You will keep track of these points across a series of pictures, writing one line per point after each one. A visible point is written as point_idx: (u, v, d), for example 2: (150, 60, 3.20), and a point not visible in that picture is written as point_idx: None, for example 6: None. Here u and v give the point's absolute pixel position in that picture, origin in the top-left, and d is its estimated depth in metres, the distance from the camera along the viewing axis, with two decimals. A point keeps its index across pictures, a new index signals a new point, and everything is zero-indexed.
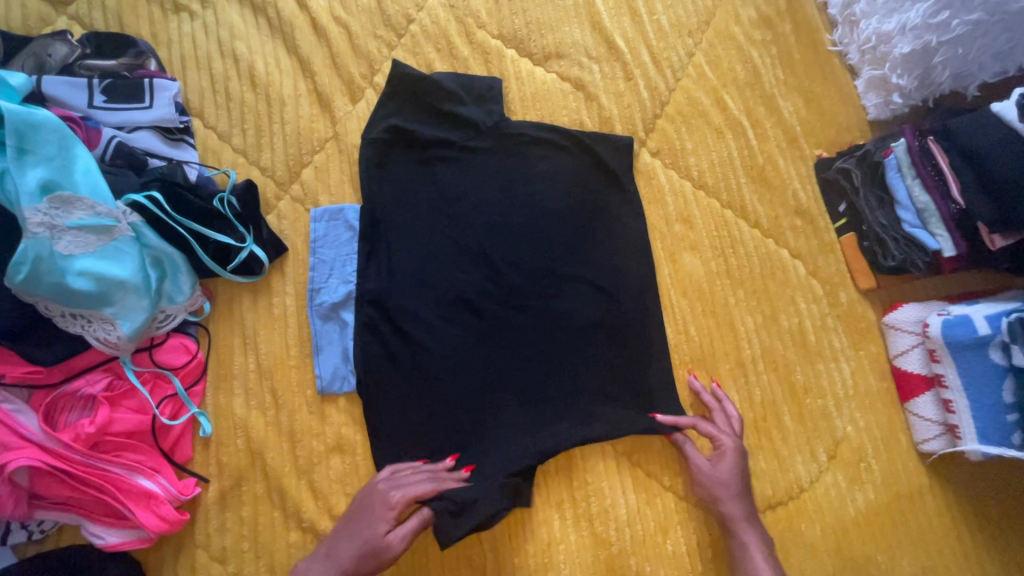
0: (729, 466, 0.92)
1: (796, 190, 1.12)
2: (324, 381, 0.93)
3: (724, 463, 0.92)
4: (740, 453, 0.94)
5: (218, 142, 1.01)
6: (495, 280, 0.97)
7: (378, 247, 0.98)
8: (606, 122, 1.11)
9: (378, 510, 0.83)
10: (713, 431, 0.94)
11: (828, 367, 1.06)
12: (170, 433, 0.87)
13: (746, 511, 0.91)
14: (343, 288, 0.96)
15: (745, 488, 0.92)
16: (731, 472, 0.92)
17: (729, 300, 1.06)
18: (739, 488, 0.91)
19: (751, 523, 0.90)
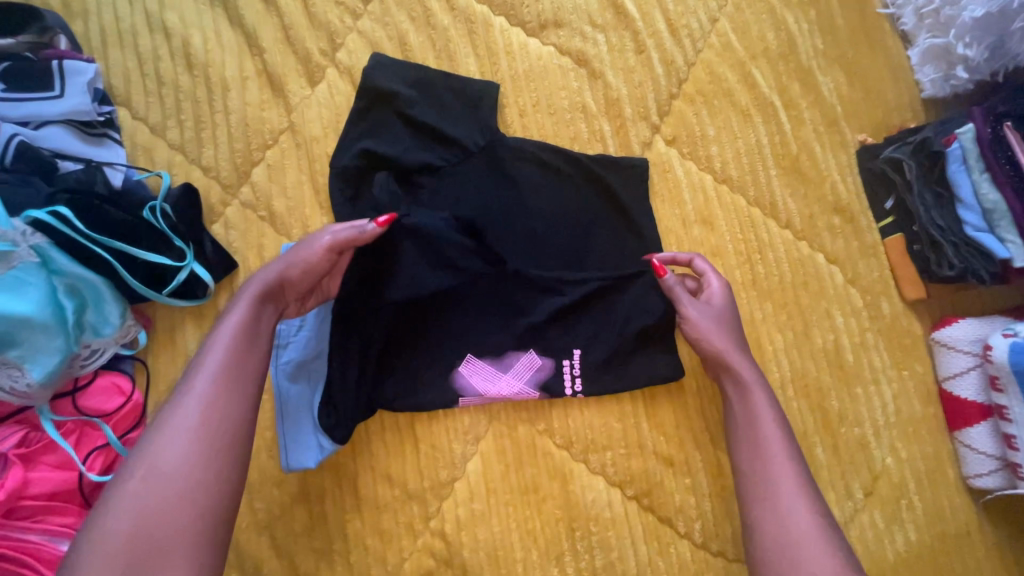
0: (728, 307, 0.82)
1: (835, 183, 0.96)
2: (295, 460, 0.79)
3: (714, 302, 0.82)
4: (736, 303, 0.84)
5: (150, 136, 0.84)
6: (490, 339, 0.83)
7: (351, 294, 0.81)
8: (613, 105, 0.93)
9: (304, 250, 0.75)
10: (704, 268, 0.84)
11: (867, 391, 0.92)
12: (103, 490, 0.74)
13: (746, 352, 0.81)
14: (315, 343, 0.82)
15: (745, 350, 0.81)
16: (728, 322, 0.82)
17: (755, 315, 0.91)
18: (733, 329, 0.82)
19: (773, 404, 0.77)
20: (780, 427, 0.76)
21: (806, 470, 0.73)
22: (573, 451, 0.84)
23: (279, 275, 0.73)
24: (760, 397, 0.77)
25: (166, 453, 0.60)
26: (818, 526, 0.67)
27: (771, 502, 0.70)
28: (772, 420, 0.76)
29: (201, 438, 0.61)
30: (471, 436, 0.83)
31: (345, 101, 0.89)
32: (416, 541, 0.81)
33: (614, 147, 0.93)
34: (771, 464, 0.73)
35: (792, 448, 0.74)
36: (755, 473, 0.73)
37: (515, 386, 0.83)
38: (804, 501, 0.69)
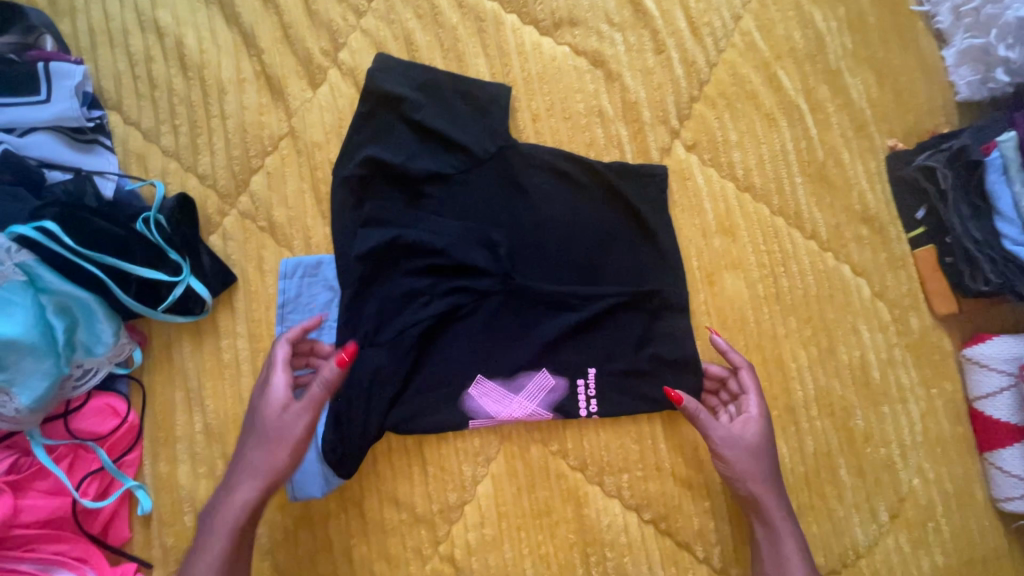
0: (752, 425, 0.78)
1: (863, 192, 0.91)
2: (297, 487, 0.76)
3: (749, 426, 0.78)
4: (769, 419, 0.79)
5: (143, 142, 0.80)
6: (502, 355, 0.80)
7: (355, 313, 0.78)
8: (631, 108, 0.89)
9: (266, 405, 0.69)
10: (748, 385, 0.80)
11: (894, 410, 0.88)
12: (99, 515, 0.71)
13: (772, 461, 0.78)
14: (317, 363, 0.78)
15: (769, 462, 0.77)
16: (758, 443, 0.77)
17: (778, 331, 0.87)
18: (767, 455, 0.77)
19: (784, 510, 0.76)
20: (787, 514, 0.76)
21: (810, 566, 0.74)
22: (588, 473, 0.81)
23: (265, 451, 0.67)
24: (775, 509, 0.75)
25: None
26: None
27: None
28: (778, 513, 0.75)
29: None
30: (481, 457, 0.80)
31: (349, 103, 0.84)
32: (424, 567, 0.77)
33: (632, 153, 0.88)
34: (785, 554, 0.74)
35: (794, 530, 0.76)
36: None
37: (527, 407, 0.79)
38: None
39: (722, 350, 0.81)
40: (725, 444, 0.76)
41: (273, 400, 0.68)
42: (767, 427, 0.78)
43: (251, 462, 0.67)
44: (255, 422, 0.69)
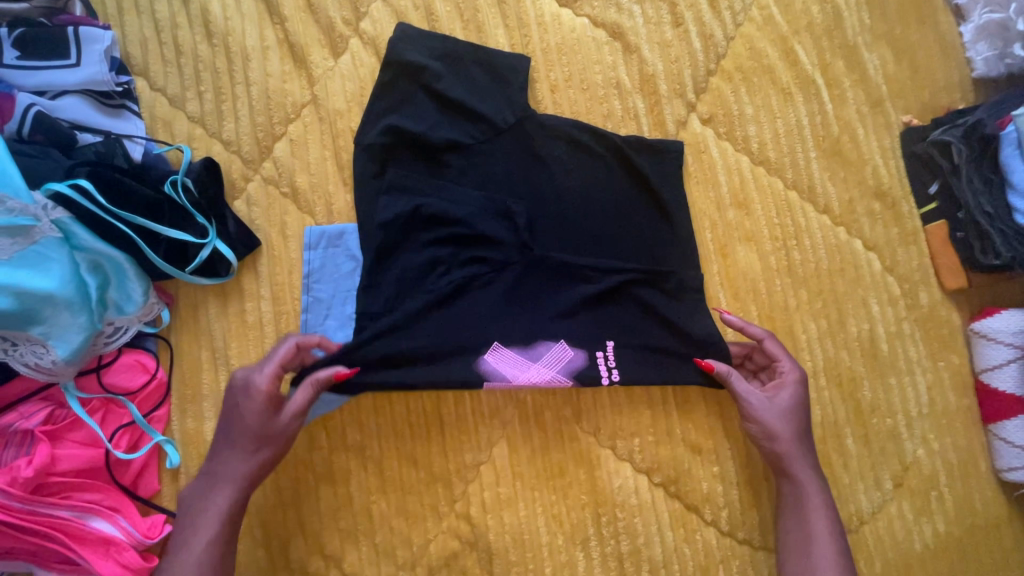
0: (781, 392, 0.81)
1: (877, 167, 0.92)
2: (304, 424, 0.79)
3: (783, 393, 0.80)
4: (801, 387, 0.81)
5: (169, 108, 0.81)
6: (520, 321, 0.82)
7: (376, 278, 0.80)
8: (649, 81, 0.89)
9: (249, 410, 0.70)
10: (779, 353, 0.82)
11: (900, 381, 0.90)
12: (130, 467, 0.74)
13: (802, 426, 0.80)
14: (341, 333, 0.80)
15: (796, 426, 0.80)
16: (790, 407, 0.80)
17: (789, 303, 0.89)
18: (797, 418, 0.80)
19: (814, 476, 0.78)
20: (812, 471, 0.79)
21: (839, 535, 0.76)
22: (600, 437, 0.83)
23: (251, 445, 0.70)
24: (802, 468, 0.78)
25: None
26: (844, 563, 0.73)
27: (806, 549, 0.75)
28: (803, 468, 0.78)
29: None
30: (496, 420, 0.82)
31: (370, 73, 0.86)
32: (441, 524, 0.80)
33: (648, 126, 0.89)
34: (807, 505, 0.77)
35: (820, 483, 0.78)
36: (788, 526, 0.78)
37: (546, 373, 0.80)
38: (831, 541, 0.75)
39: (740, 323, 0.83)
40: (755, 407, 0.80)
41: (261, 405, 0.70)
42: (801, 395, 0.81)
43: (234, 463, 0.70)
44: (234, 425, 0.70)
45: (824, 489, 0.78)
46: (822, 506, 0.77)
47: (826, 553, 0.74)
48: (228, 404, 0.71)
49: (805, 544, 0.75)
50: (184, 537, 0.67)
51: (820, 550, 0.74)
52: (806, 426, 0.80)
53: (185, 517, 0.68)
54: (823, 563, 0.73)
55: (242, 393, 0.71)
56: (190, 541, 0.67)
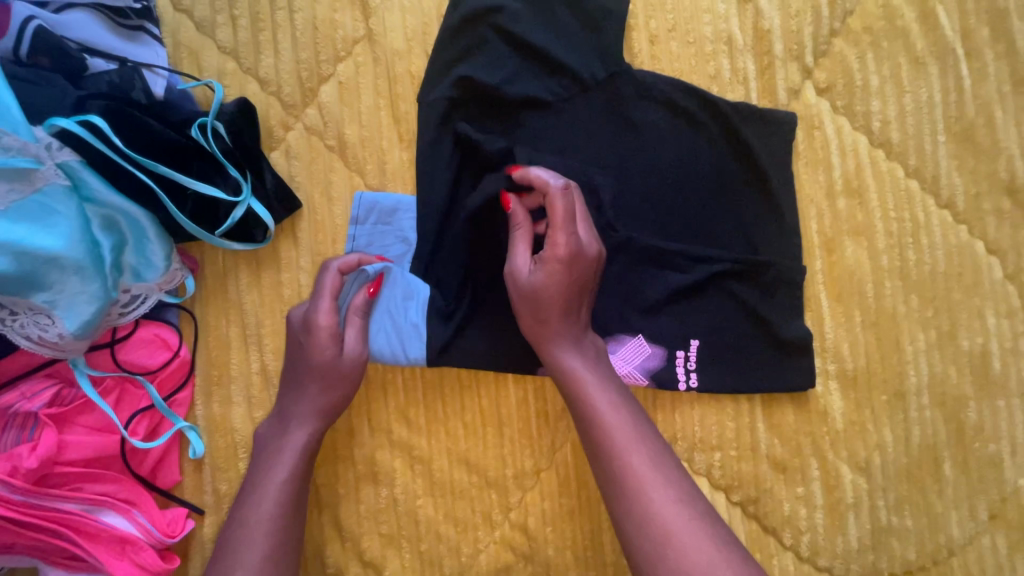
0: (557, 270, 0.61)
1: (1012, 157, 0.80)
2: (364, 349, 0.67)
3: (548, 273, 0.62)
4: (574, 257, 0.61)
5: (196, 34, 0.68)
6: (512, 231, 0.65)
7: (437, 256, 0.68)
8: (762, 39, 0.76)
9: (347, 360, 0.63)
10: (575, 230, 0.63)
11: (1009, 404, 0.80)
12: (148, 455, 0.65)
13: (557, 318, 0.62)
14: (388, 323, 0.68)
15: (565, 313, 0.62)
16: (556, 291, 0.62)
17: (897, 309, 0.78)
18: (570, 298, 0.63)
19: (612, 401, 0.60)
20: (619, 402, 0.61)
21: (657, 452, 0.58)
22: (676, 447, 0.74)
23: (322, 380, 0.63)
24: (565, 346, 0.63)
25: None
26: (676, 485, 0.56)
27: (605, 450, 0.58)
28: (566, 348, 0.63)
29: (284, 526, 0.59)
30: (562, 423, 0.72)
31: (436, 6, 0.72)
32: (493, 533, 0.72)
33: (757, 92, 0.76)
34: (587, 391, 0.61)
35: (637, 418, 0.60)
36: (605, 470, 0.58)
37: (621, 368, 0.72)
38: (671, 498, 0.55)
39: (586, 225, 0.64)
40: (509, 283, 0.64)
41: (326, 342, 0.62)
42: (564, 274, 0.61)
43: (316, 402, 0.63)
44: (311, 365, 0.62)
45: (631, 420, 0.60)
46: (633, 436, 0.59)
47: (662, 502, 0.55)
48: (295, 334, 0.63)
49: (630, 505, 0.55)
50: (257, 483, 0.60)
51: (631, 453, 0.57)
52: (601, 358, 0.64)
53: (261, 454, 0.62)
54: (649, 484, 0.56)
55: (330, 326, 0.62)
56: (260, 491, 0.59)
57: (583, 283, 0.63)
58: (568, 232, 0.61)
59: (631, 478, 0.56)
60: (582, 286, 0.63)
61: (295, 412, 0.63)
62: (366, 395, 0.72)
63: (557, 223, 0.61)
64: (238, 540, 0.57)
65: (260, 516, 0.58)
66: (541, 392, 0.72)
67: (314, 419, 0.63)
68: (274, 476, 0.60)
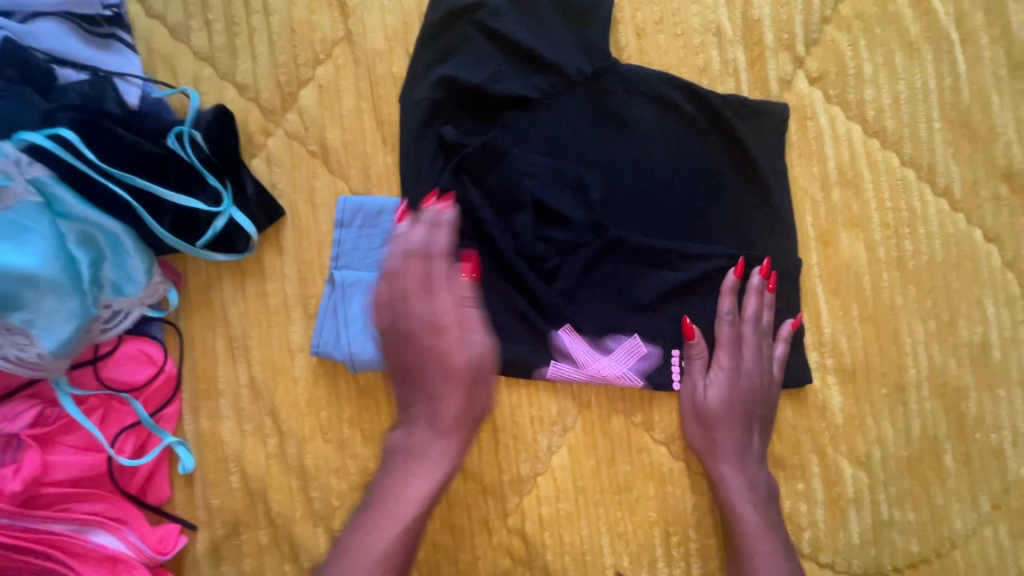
0: (734, 397, 0.70)
1: (1009, 143, 0.78)
2: (352, 346, 0.65)
3: (726, 394, 0.70)
4: (739, 375, 0.71)
5: (170, 40, 0.66)
6: (687, 359, 0.72)
7: None
8: (752, 28, 0.74)
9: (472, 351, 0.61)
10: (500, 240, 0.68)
11: (1010, 393, 0.79)
12: (137, 473, 0.64)
13: (732, 442, 0.70)
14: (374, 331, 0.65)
15: (741, 434, 0.71)
16: (726, 408, 0.70)
17: (895, 301, 0.77)
18: (737, 416, 0.70)
19: (764, 518, 0.68)
20: (765, 514, 0.69)
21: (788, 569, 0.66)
22: (673, 448, 0.73)
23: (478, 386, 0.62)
24: (731, 463, 0.70)
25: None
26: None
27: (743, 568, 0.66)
28: (726, 464, 0.70)
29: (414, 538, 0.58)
30: (557, 426, 0.72)
31: (417, 4, 0.70)
32: (491, 539, 0.71)
33: (748, 84, 0.74)
34: (733, 503, 0.69)
35: (777, 543, 0.67)
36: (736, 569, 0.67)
37: (617, 369, 0.70)
38: None
39: (773, 360, 0.73)
40: (684, 399, 0.72)
41: (454, 341, 0.61)
42: (741, 394, 0.70)
43: (453, 405, 0.61)
44: (450, 366, 0.60)
45: (772, 533, 0.68)
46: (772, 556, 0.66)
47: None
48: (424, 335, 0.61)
49: None
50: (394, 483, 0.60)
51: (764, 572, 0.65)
52: (757, 477, 0.71)
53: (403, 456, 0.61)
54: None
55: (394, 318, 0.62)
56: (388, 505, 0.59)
57: (753, 407, 0.71)
58: (730, 360, 0.71)
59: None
60: (750, 407, 0.71)
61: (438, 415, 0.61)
62: (357, 405, 0.68)
63: (728, 348, 0.71)
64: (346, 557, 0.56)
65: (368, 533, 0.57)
66: (535, 397, 0.71)
67: (452, 423, 0.61)
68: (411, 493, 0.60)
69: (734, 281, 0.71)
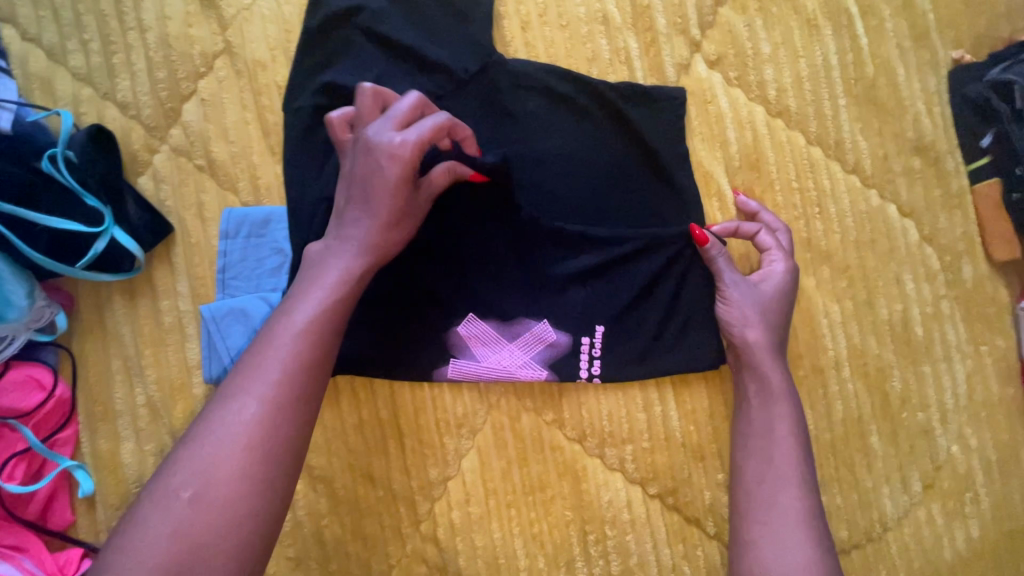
0: (782, 293, 0.69)
1: (918, 115, 0.77)
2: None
3: (768, 287, 0.69)
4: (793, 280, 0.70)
5: (47, 63, 0.66)
6: (712, 261, 0.68)
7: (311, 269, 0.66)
8: (643, 15, 0.74)
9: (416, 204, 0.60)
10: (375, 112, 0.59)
11: (936, 370, 0.77)
12: (34, 499, 0.64)
13: (776, 344, 0.68)
14: None
15: (781, 336, 0.69)
16: (772, 299, 0.69)
17: (810, 282, 0.76)
18: (777, 312, 0.69)
19: (798, 436, 0.64)
20: (798, 433, 0.64)
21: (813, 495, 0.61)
22: (587, 444, 0.72)
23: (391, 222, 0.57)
24: (772, 367, 0.67)
25: (252, 408, 0.47)
26: (805, 509, 0.59)
27: (768, 481, 0.61)
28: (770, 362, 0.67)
29: (323, 337, 0.52)
30: (465, 429, 0.71)
31: (297, 11, 0.69)
32: (404, 547, 0.70)
33: (643, 71, 0.73)
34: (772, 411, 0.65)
35: (804, 470, 0.62)
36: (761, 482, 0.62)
37: (519, 358, 0.69)
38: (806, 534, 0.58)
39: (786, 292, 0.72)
40: (731, 292, 0.68)
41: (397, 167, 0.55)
42: (789, 294, 0.69)
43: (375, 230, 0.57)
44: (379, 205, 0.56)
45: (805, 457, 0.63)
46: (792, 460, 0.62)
47: (795, 517, 0.59)
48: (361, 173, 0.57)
49: (767, 521, 0.59)
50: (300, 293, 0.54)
51: (782, 471, 0.62)
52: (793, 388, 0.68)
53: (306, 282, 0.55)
54: (781, 498, 0.60)
55: (356, 161, 0.57)
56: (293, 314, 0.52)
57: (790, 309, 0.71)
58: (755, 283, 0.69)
59: (778, 519, 0.59)
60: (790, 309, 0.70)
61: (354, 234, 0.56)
62: None
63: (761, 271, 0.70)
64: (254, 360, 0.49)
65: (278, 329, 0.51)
66: (439, 399, 0.71)
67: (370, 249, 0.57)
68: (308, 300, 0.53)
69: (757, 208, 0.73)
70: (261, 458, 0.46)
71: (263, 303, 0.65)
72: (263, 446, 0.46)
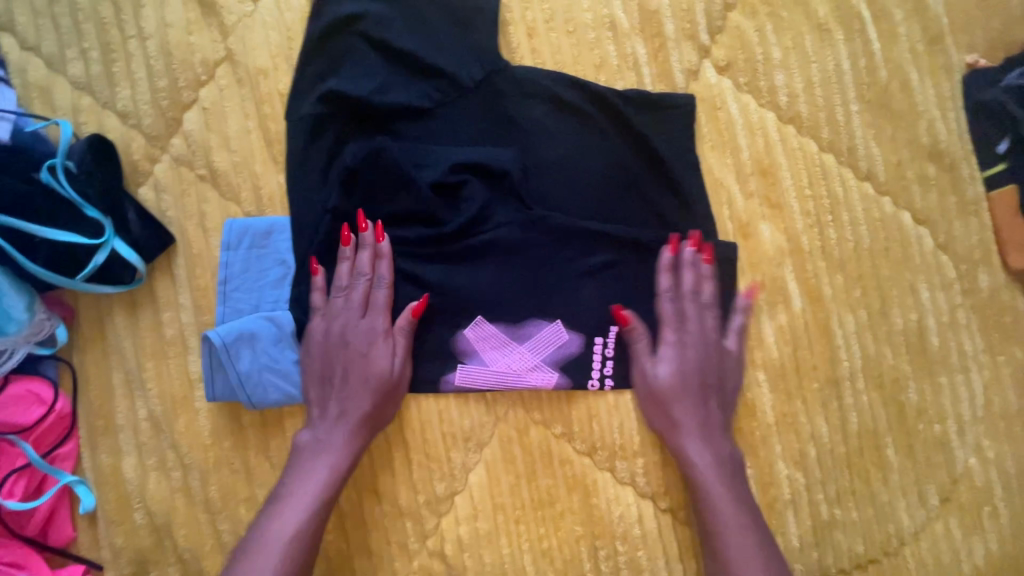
0: (684, 356, 0.67)
1: (932, 121, 0.75)
2: (247, 387, 0.64)
3: (677, 358, 0.67)
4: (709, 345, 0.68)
5: (46, 72, 0.65)
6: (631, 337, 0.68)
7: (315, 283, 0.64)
8: (651, 20, 0.72)
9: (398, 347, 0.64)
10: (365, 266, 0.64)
11: (952, 380, 0.75)
12: (34, 515, 0.63)
13: (688, 411, 0.67)
14: (270, 367, 0.64)
15: (702, 391, 0.67)
16: (693, 364, 0.67)
17: (824, 291, 0.74)
18: (690, 378, 0.67)
19: (737, 497, 0.65)
20: (736, 492, 0.65)
21: (767, 548, 0.63)
22: (596, 458, 0.70)
23: (382, 358, 0.63)
24: (695, 437, 0.66)
25: (293, 520, 0.58)
26: (763, 550, 0.62)
27: (715, 541, 0.64)
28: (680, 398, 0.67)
29: (338, 483, 0.61)
30: (473, 442, 0.69)
31: (300, 19, 0.68)
32: (411, 563, 0.68)
33: (651, 77, 0.72)
34: (700, 476, 0.65)
35: (753, 522, 0.64)
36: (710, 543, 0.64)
37: (530, 361, 0.68)
38: None
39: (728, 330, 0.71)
40: (639, 378, 0.68)
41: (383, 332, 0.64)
42: (689, 356, 0.67)
43: (374, 378, 0.63)
44: (370, 372, 0.63)
45: (748, 509, 0.65)
46: (733, 499, 0.65)
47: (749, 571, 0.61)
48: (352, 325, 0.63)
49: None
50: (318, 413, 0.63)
51: (727, 523, 0.64)
52: (723, 437, 0.67)
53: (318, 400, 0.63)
54: (732, 547, 0.63)
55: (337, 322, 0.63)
56: (291, 502, 0.59)
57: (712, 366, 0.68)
58: (675, 338, 0.67)
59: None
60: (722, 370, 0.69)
61: (348, 381, 0.62)
62: (262, 433, 0.66)
63: (672, 324, 0.67)
64: (257, 541, 0.57)
65: (304, 455, 0.61)
66: (446, 413, 0.69)
67: (375, 394, 0.63)
68: (325, 425, 0.62)
69: (689, 255, 0.68)
70: (291, 569, 0.57)
71: (269, 321, 0.64)
72: (294, 548, 0.57)
